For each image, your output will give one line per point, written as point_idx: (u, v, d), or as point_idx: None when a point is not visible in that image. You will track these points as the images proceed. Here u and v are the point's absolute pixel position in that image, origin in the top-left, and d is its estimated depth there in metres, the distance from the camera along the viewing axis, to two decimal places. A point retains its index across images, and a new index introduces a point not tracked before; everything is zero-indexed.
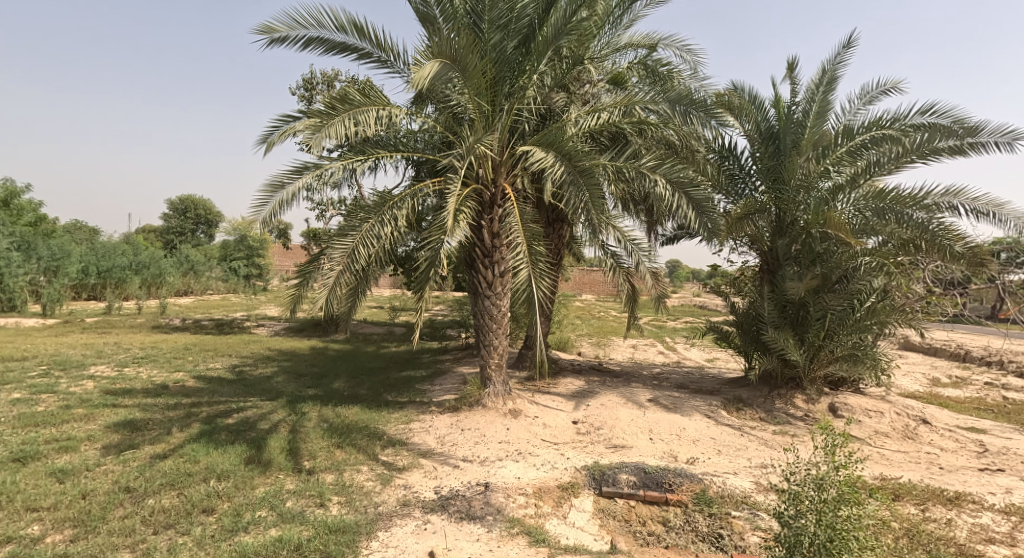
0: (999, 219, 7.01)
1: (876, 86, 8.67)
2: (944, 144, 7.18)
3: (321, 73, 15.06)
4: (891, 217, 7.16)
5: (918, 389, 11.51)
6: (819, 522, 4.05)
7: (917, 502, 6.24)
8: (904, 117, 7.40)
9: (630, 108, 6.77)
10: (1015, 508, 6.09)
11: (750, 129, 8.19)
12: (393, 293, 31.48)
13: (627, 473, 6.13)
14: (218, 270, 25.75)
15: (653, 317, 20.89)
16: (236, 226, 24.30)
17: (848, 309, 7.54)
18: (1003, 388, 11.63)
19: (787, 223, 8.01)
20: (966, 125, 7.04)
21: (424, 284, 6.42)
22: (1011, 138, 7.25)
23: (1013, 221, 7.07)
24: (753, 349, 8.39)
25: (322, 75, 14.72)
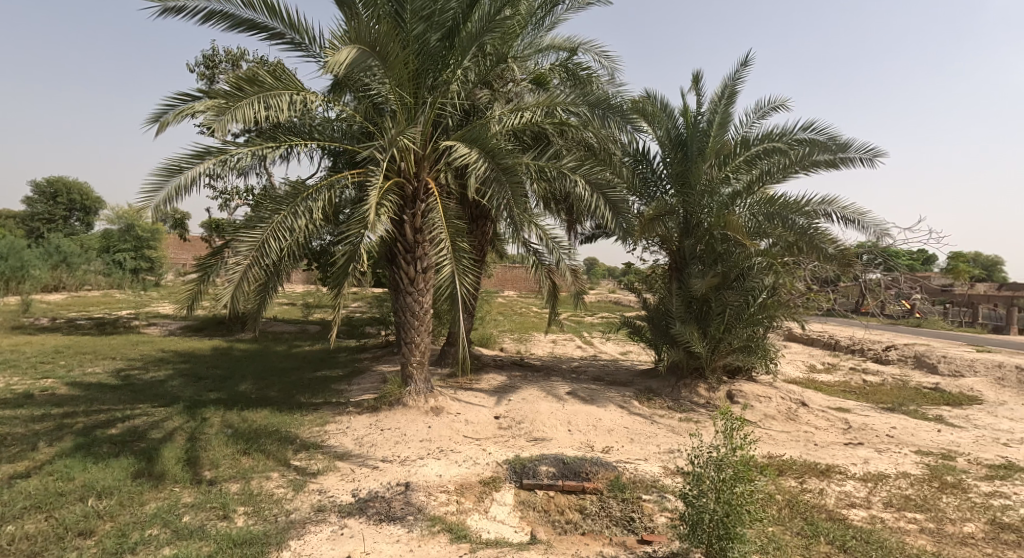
0: (864, 226, 8.02)
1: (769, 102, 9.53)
2: (822, 157, 8.18)
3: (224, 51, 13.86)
4: (779, 221, 7.98)
5: (799, 375, 12.98)
6: (719, 498, 4.39)
7: (797, 476, 7.05)
8: (791, 131, 8.22)
9: (552, 110, 6.95)
10: (872, 476, 7.06)
11: (661, 135, 8.74)
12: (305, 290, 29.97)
13: (547, 465, 6.30)
14: (100, 264, 23.28)
15: (571, 313, 21.69)
16: (122, 215, 21.92)
17: (744, 304, 8.30)
18: (865, 372, 13.40)
19: (693, 224, 8.64)
20: (838, 142, 8.00)
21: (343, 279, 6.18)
22: (873, 154, 8.33)
23: (874, 228, 8.12)
24: (662, 342, 8.93)
25: (225, 53, 13.54)
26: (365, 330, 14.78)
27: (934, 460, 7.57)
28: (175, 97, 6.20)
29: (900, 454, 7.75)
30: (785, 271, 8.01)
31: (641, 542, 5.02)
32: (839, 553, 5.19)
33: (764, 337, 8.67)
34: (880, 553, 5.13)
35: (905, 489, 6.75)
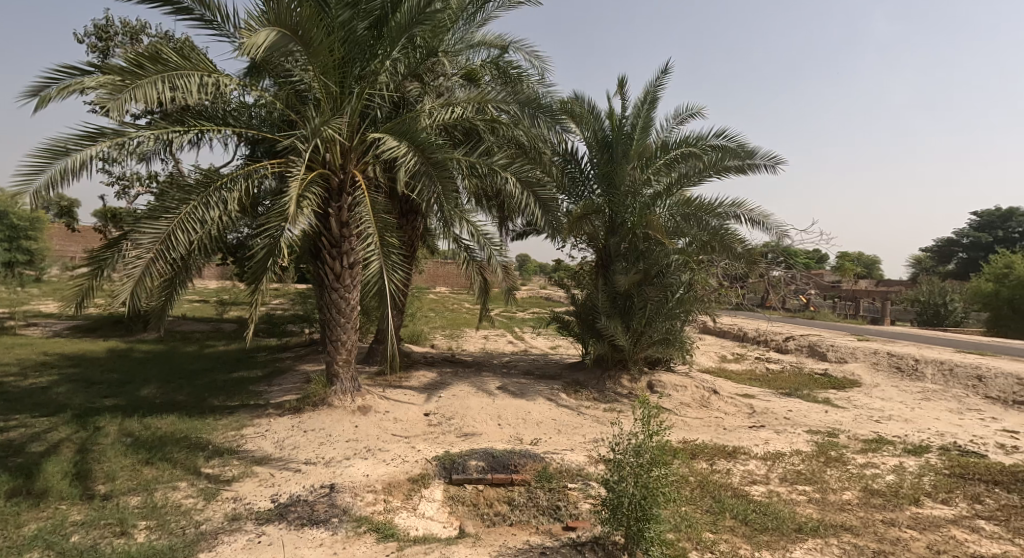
0: (767, 228, 8.73)
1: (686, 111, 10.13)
2: (732, 163, 8.82)
3: (121, 22, 12.53)
4: (695, 222, 8.65)
5: (712, 365, 14.00)
6: (636, 482, 4.54)
7: (708, 458, 7.61)
8: (706, 138, 8.87)
9: (483, 107, 6.94)
10: (770, 455, 7.78)
11: (589, 136, 9.14)
12: (216, 286, 27.95)
13: (476, 459, 6.28)
14: None
15: (502, 308, 21.89)
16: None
17: (664, 299, 8.93)
18: (768, 361, 14.70)
19: (618, 223, 9.12)
20: (745, 149, 8.77)
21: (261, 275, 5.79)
22: (775, 162, 9.09)
23: (775, 229, 8.87)
24: (589, 336, 9.43)
25: (121, 24, 12.23)
26: (284, 328, 14.04)
27: (821, 437, 8.48)
28: (60, 70, 5.49)
29: (794, 434, 8.59)
30: (698, 268, 8.82)
31: (565, 528, 5.15)
32: (742, 525, 5.66)
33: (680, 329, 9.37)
34: (777, 523, 5.66)
35: (797, 464, 7.50)
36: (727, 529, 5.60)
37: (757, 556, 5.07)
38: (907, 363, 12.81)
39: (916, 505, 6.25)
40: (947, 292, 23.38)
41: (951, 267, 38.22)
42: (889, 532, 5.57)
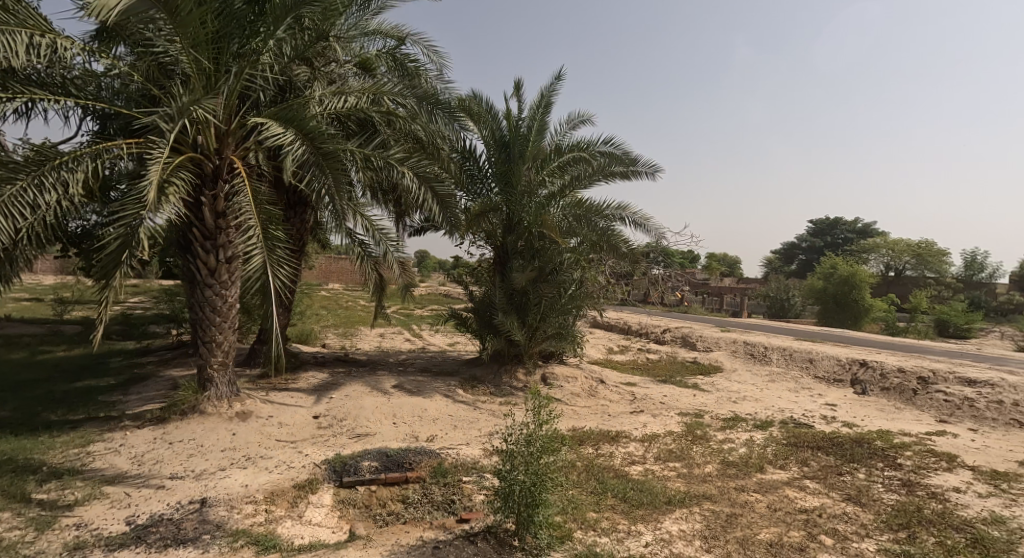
0: (650, 231, 9.46)
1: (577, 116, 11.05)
2: (617, 168, 9.87)
3: None
4: (585, 222, 9.44)
5: (600, 357, 14.98)
6: (525, 469, 4.79)
7: (593, 443, 8.16)
8: (595, 144, 9.84)
9: (378, 98, 6.79)
10: (647, 436, 8.51)
11: (487, 135, 9.76)
12: (61, 283, 24.51)
13: (369, 460, 6.07)
14: None
15: (398, 305, 21.62)
16: None
17: (557, 295, 9.95)
18: (648, 351, 16.04)
19: (515, 222, 9.84)
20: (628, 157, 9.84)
21: (112, 269, 5.23)
22: (655, 170, 9.88)
23: (655, 231, 9.65)
24: (486, 332, 10.19)
25: None
26: (148, 329, 12.71)
27: (689, 418, 9.43)
28: None
29: (668, 416, 9.46)
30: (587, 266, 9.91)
31: (459, 521, 5.22)
32: (620, 503, 6.15)
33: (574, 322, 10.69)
34: (650, 498, 6.23)
35: (670, 444, 8.27)
36: (608, 506, 6.06)
37: (633, 529, 5.54)
38: (759, 350, 14.55)
39: (761, 472, 7.19)
40: (789, 289, 27.08)
41: (793, 266, 43.99)
42: (740, 496, 6.37)
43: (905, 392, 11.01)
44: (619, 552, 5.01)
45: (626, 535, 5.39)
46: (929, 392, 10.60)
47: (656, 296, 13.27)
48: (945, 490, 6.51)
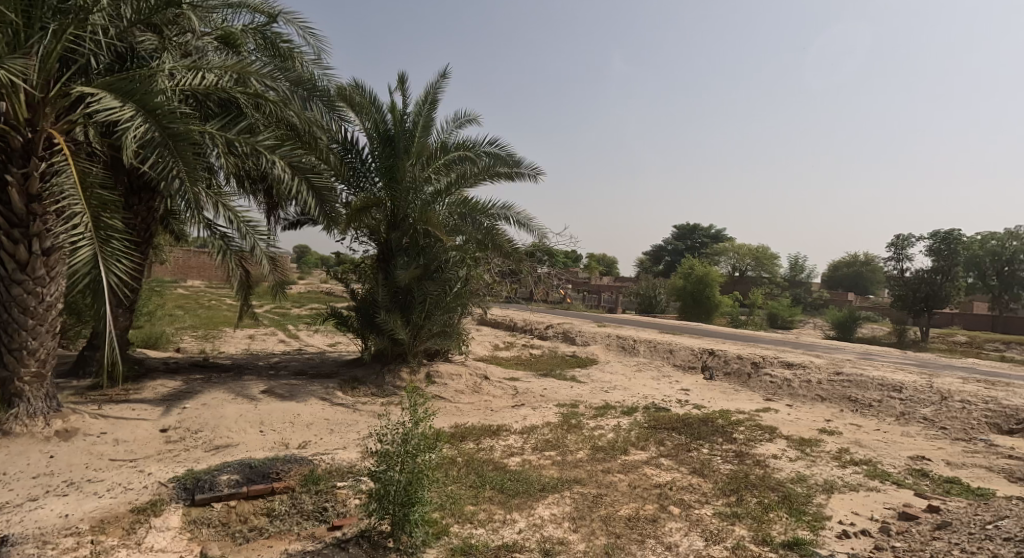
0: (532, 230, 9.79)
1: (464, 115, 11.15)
2: (502, 169, 10.13)
3: None
4: (470, 221, 9.57)
5: (485, 354, 15.25)
6: (400, 468, 4.73)
7: (475, 438, 8.29)
8: (480, 145, 10.02)
9: (244, 78, 6.28)
10: (526, 428, 8.81)
11: (370, 127, 9.51)
12: None
13: (228, 473, 5.58)
14: None
15: (271, 304, 20.25)
16: None
17: (443, 293, 10.00)
18: (530, 347, 16.63)
19: (400, 219, 9.75)
20: (513, 158, 10.11)
21: None
22: (537, 172, 10.21)
23: (538, 231, 9.98)
24: (369, 331, 9.99)
25: None
26: None
27: (566, 408, 9.94)
28: None
29: (547, 408, 9.88)
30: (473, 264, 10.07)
31: (332, 528, 5.01)
32: (498, 494, 6.32)
33: (460, 321, 10.91)
34: (526, 486, 6.50)
35: (547, 434, 8.63)
36: (486, 498, 6.22)
37: (509, 518, 5.73)
38: (629, 343, 15.68)
39: (625, 454, 7.85)
40: (656, 288, 29.56)
41: (661, 266, 47.91)
42: (605, 478, 6.94)
43: (743, 375, 12.67)
44: (494, 542, 5.14)
45: (502, 524, 5.56)
46: (759, 375, 12.39)
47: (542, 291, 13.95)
48: (766, 457, 7.79)
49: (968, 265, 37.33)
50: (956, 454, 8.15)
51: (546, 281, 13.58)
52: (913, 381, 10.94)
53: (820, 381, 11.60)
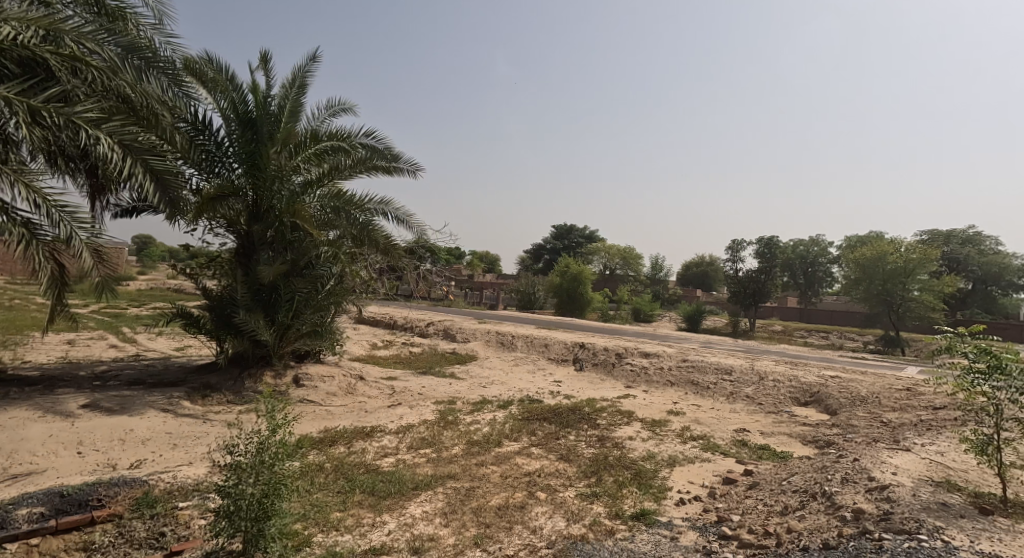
0: (411, 227, 9.61)
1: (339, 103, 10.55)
2: (380, 163, 9.72)
3: None
4: (344, 215, 9.11)
5: (360, 353, 14.69)
6: (256, 480, 4.29)
7: (346, 442, 7.95)
8: (355, 136, 9.57)
9: (56, 36, 5.33)
10: (402, 428, 8.59)
11: (226, 106, 8.63)
12: None
13: (32, 505, 4.72)
14: None
15: (104, 304, 17.64)
16: None
17: (313, 290, 9.41)
18: (408, 345, 16.30)
19: (263, 210, 9.00)
20: (391, 152, 9.78)
21: None
22: (417, 168, 10.03)
23: (417, 228, 9.77)
24: (225, 332, 9.08)
25: None
26: None
27: (443, 406, 9.88)
28: None
29: (423, 407, 9.77)
30: (347, 260, 9.56)
31: (169, 555, 4.40)
32: (368, 497, 6.14)
33: (330, 318, 10.38)
34: (398, 487, 6.38)
35: (423, 432, 8.46)
36: (355, 503, 5.98)
37: (378, 520, 5.63)
38: (507, 339, 15.91)
39: (498, 446, 7.98)
40: (534, 285, 30.49)
41: (540, 264, 49.55)
42: (479, 470, 7.07)
43: (608, 364, 13.51)
44: (360, 546, 5.06)
45: (371, 527, 5.44)
46: (622, 363, 13.29)
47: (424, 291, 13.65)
48: (623, 439, 8.43)
49: (783, 265, 43.34)
50: (768, 425, 9.47)
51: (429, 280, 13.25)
52: (739, 364, 12.44)
53: (670, 367, 12.70)
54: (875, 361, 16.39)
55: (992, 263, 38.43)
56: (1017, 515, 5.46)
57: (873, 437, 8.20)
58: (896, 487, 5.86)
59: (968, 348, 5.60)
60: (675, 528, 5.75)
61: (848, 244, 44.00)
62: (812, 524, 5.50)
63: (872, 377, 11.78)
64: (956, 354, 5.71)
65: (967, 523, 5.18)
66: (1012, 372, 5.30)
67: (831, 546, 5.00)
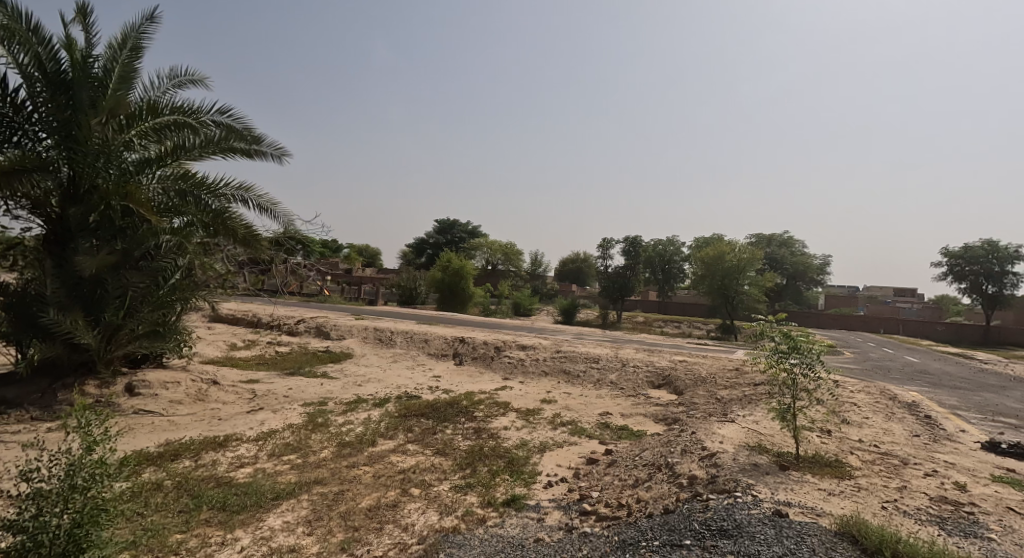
0: (275, 215, 8.77)
1: (187, 73, 9.27)
2: (237, 145, 8.56)
3: None
4: (191, 199, 8.00)
5: (216, 354, 13.25)
6: (66, 509, 3.59)
7: (192, 454, 7.06)
8: (205, 112, 8.29)
9: None
10: (263, 435, 7.79)
11: (30, 64, 7.21)
12: None
13: None
14: None
15: None
16: None
17: (151, 286, 8.37)
18: (276, 344, 15.01)
19: (83, 191, 7.67)
20: (252, 134, 8.58)
21: None
22: (281, 154, 9.17)
23: (283, 217, 8.94)
24: (30, 335, 7.61)
25: None
26: None
27: (313, 408, 9.19)
28: None
29: (289, 410, 9.03)
30: (194, 251, 8.72)
31: None
32: (219, 513, 5.56)
33: (173, 316, 9.19)
34: (254, 498, 5.83)
35: (287, 437, 7.76)
36: (202, 523, 5.38)
37: (230, 537, 5.14)
38: (386, 335, 15.30)
39: (372, 445, 7.54)
40: (416, 280, 29.82)
41: (421, 259, 48.63)
42: (349, 473, 6.62)
43: (487, 357, 13.50)
44: None
45: (220, 547, 4.96)
46: (501, 356, 13.35)
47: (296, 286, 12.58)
48: (499, 430, 8.41)
49: (645, 263, 46.98)
50: (627, 407, 10.07)
51: (301, 274, 12.21)
52: (604, 353, 13.11)
53: (545, 358, 13.02)
54: (711, 345, 18.28)
55: (800, 262, 44.97)
56: (805, 467, 6.31)
57: (708, 411, 9.05)
58: (721, 454, 6.47)
59: (774, 333, 6.50)
60: (543, 509, 5.88)
61: (695, 246, 48.61)
62: (657, 493, 5.94)
63: (711, 359, 13.08)
64: (766, 338, 6.60)
65: (771, 478, 5.87)
66: (804, 350, 6.26)
67: (670, 510, 5.41)
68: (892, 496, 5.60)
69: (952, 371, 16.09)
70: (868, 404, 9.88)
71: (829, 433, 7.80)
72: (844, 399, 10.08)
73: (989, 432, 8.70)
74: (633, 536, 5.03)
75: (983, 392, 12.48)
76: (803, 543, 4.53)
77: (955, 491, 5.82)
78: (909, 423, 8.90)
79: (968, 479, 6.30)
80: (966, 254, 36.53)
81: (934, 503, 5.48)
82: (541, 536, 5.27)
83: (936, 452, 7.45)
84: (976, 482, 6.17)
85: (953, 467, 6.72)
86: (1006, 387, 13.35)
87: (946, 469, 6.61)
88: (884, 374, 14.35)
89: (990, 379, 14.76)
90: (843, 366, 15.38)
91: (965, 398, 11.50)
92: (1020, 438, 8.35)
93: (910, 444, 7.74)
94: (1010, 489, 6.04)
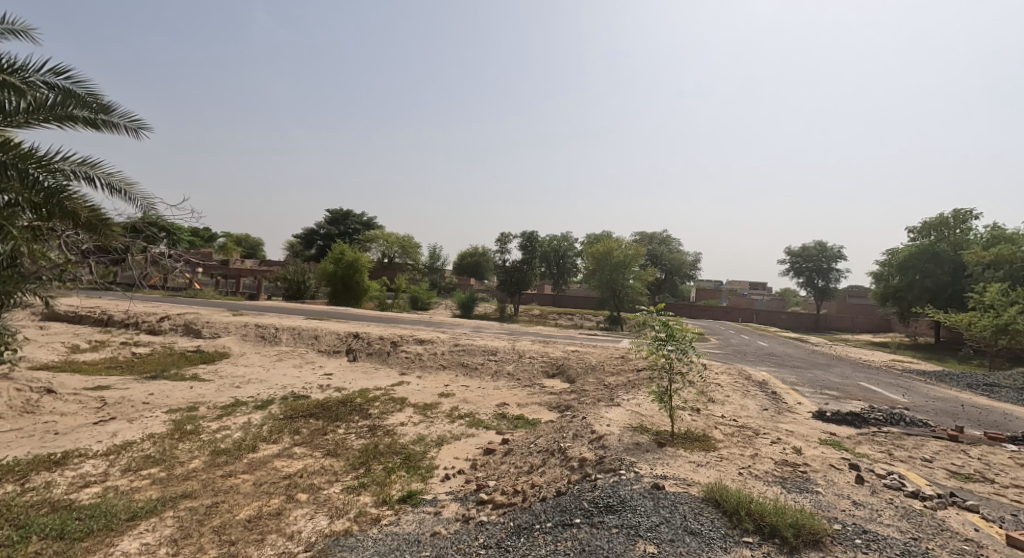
0: (130, 197, 7.51)
1: None
2: (79, 113, 7.15)
3: None
4: (14, 174, 6.32)
5: (53, 358, 11.32)
6: None
7: (18, 477, 5.83)
8: (30, 69, 6.74)
9: None
10: (115, 448, 6.65)
11: None
12: None
13: None
14: None
15: None
16: None
17: None
18: (135, 345, 13.19)
19: None
20: (98, 101, 7.30)
21: None
22: (135, 127, 7.90)
23: (140, 200, 7.68)
24: None
25: None
26: None
27: (180, 414, 8.06)
28: None
29: (151, 418, 7.85)
30: (22, 237, 7.06)
31: None
32: (53, 543, 4.64)
33: None
34: (103, 521, 4.93)
35: (145, 449, 6.69)
36: None
37: None
38: (269, 332, 14.00)
39: (251, 452, 6.72)
40: (305, 274, 27.95)
41: (311, 251, 45.76)
42: (223, 482, 5.83)
43: (383, 354, 12.80)
44: None
45: None
46: (398, 351, 12.73)
47: (159, 280, 10.99)
48: (394, 426, 7.91)
49: (539, 258, 47.97)
50: (523, 397, 9.98)
51: (165, 266, 10.70)
52: (502, 345, 12.96)
53: (442, 352, 12.60)
54: (601, 336, 18.81)
55: (677, 258, 48.20)
56: (679, 443, 6.56)
57: (596, 397, 9.19)
58: (607, 435, 6.51)
59: (655, 321, 6.65)
60: (439, 503, 5.54)
61: (586, 242, 50.49)
62: (549, 477, 5.85)
63: (599, 348, 13.44)
64: (648, 327, 6.72)
65: (650, 455, 6.00)
66: (679, 338, 6.49)
67: (561, 492, 5.31)
68: (746, 462, 5.93)
69: (795, 352, 18.06)
70: (730, 383, 10.66)
71: (699, 411, 8.22)
72: (710, 380, 10.79)
73: (820, 403, 9.72)
74: (527, 520, 4.85)
75: (817, 369, 14.08)
76: (677, 512, 4.66)
77: (793, 454, 6.34)
78: (761, 399, 9.71)
79: (803, 443, 6.92)
80: (803, 254, 41.39)
81: (778, 466, 5.89)
82: (438, 530, 4.95)
83: (780, 422, 8.16)
84: (809, 446, 6.79)
85: (792, 434, 7.37)
86: (832, 365, 15.18)
87: (787, 436, 7.23)
88: (743, 357, 15.71)
89: (822, 359, 16.76)
90: (709, 351, 16.55)
91: (802, 375, 12.86)
92: (841, 406, 9.42)
93: (761, 416, 8.41)
94: (833, 450, 6.71)
